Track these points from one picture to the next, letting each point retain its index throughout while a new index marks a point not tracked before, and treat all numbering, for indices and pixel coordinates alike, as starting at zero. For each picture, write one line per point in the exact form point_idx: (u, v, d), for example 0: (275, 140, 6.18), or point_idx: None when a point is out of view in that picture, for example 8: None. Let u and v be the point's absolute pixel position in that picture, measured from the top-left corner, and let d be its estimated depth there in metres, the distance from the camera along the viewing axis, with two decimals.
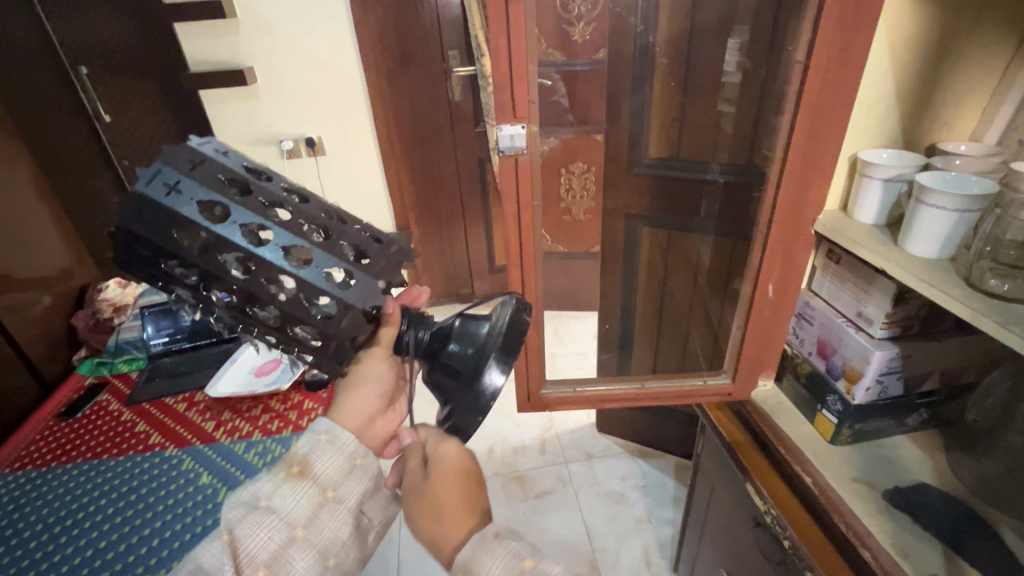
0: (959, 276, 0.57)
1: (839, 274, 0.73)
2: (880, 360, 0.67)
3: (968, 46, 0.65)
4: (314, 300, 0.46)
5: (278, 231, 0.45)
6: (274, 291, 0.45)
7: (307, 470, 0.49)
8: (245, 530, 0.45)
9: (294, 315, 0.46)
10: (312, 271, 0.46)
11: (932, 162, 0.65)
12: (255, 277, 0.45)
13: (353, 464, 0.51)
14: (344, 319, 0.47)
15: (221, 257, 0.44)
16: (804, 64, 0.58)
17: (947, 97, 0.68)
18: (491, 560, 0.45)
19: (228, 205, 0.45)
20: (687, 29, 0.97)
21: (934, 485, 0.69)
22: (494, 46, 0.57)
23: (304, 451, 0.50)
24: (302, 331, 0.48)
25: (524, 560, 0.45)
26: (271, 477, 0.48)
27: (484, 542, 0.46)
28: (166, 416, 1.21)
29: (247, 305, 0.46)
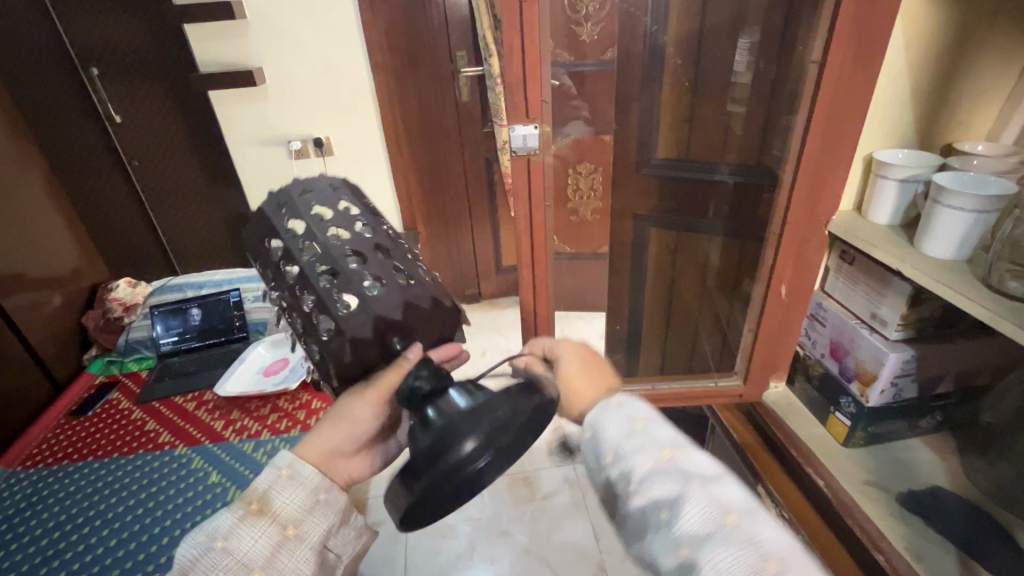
0: (977, 279, 0.56)
1: (852, 276, 0.73)
2: (894, 363, 0.67)
3: (985, 45, 0.64)
4: (321, 319, 0.47)
5: (328, 251, 0.47)
6: (302, 301, 0.47)
7: (266, 508, 0.45)
8: (199, 574, 0.41)
9: (309, 331, 0.48)
10: (330, 295, 0.46)
11: (949, 162, 0.64)
12: (295, 287, 0.48)
13: (316, 499, 0.47)
14: (337, 344, 0.46)
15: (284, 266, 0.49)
16: (819, 64, 0.58)
17: (964, 96, 0.67)
18: (610, 418, 0.45)
19: (307, 220, 0.48)
20: (697, 29, 0.97)
21: (948, 489, 0.68)
22: (507, 45, 0.57)
23: (263, 487, 0.46)
24: (311, 347, 0.49)
25: (635, 421, 0.44)
26: (228, 515, 0.44)
27: (607, 406, 0.46)
28: (176, 415, 1.22)
29: (287, 308, 0.50)
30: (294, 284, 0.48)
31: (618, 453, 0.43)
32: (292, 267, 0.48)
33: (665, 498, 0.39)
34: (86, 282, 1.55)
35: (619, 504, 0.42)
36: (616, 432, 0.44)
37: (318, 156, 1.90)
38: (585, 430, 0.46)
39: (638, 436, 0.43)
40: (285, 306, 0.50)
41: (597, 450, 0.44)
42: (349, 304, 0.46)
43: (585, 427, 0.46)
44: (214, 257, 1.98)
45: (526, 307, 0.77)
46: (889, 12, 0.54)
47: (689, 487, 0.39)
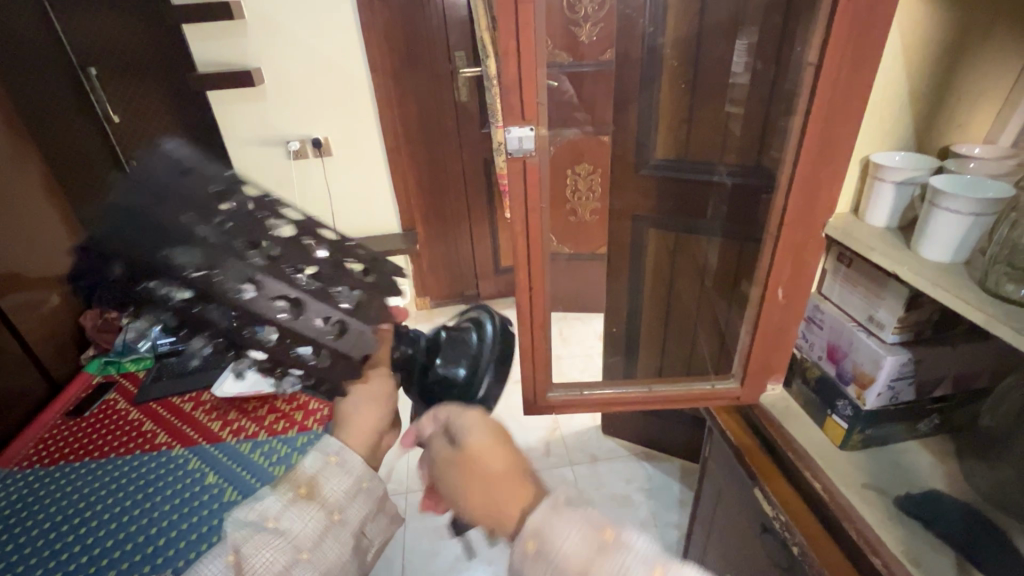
0: (975, 282, 0.55)
1: (850, 278, 0.72)
2: (892, 366, 0.66)
3: (981, 49, 0.64)
4: (317, 320, 0.52)
5: (287, 255, 0.53)
6: (276, 310, 0.50)
7: (314, 491, 0.52)
8: (254, 550, 0.47)
9: (294, 336, 0.51)
10: (317, 290, 0.53)
11: (946, 165, 0.64)
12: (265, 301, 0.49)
13: (359, 486, 0.54)
14: (347, 337, 0.54)
15: (217, 278, 0.47)
16: (816, 65, 0.58)
17: (960, 99, 0.67)
18: (568, 529, 0.47)
19: (237, 242, 0.52)
20: (694, 31, 0.97)
21: (946, 493, 0.68)
22: (502, 47, 0.57)
23: (312, 472, 0.53)
24: (302, 350, 0.52)
25: (602, 532, 0.47)
26: (279, 497, 0.51)
27: (557, 509, 0.49)
28: (173, 415, 1.21)
29: (247, 328, 0.49)
30: (253, 295, 0.49)
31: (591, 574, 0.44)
32: (243, 280, 0.48)
33: None
34: None
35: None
36: (587, 548, 0.46)
37: (316, 156, 1.90)
38: (529, 542, 0.48)
39: (609, 550, 0.46)
40: (242, 322, 0.49)
41: (561, 564, 0.46)
42: (342, 301, 0.54)
43: (530, 536, 0.48)
44: None
45: (522, 310, 0.76)
46: (886, 14, 0.54)
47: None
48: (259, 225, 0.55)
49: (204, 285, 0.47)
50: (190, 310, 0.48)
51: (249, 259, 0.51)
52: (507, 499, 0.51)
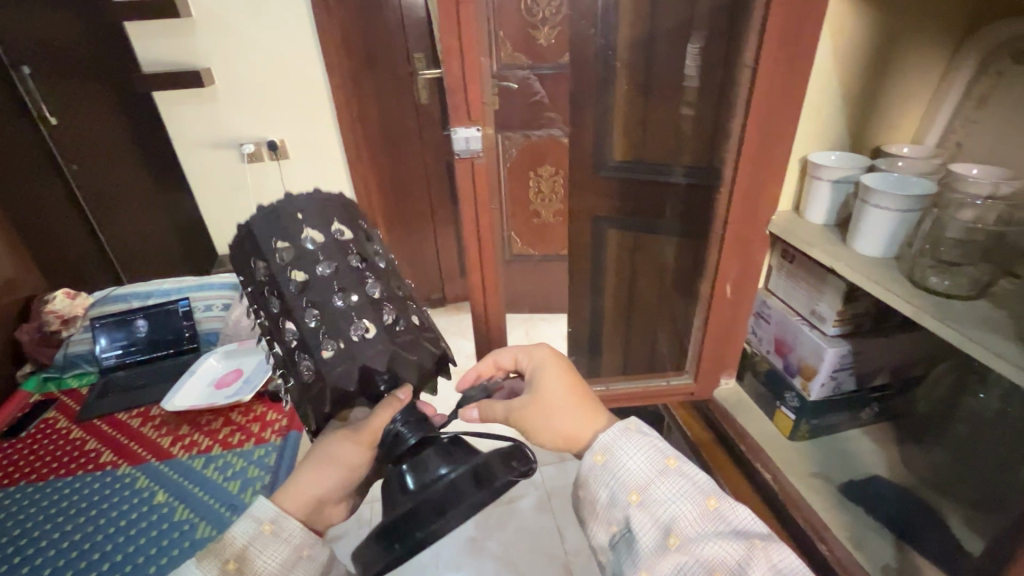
0: (902, 275, 0.58)
1: (793, 274, 0.74)
2: (833, 358, 0.69)
3: (907, 53, 0.67)
4: (328, 338, 0.47)
5: (345, 274, 0.48)
6: (307, 319, 0.47)
7: (245, 565, 0.46)
8: None
9: (310, 348, 0.47)
10: (349, 314, 0.48)
11: (876, 164, 0.66)
12: (314, 299, 0.47)
13: (299, 556, 0.48)
14: (342, 366, 0.47)
15: (302, 303, 0.47)
16: (752, 68, 0.59)
17: (889, 101, 0.70)
18: (634, 449, 0.50)
19: (323, 279, 0.47)
20: (645, 33, 0.99)
21: (887, 477, 0.71)
22: (445, 47, 0.56)
23: (242, 543, 0.47)
24: (304, 362, 0.47)
25: (667, 459, 0.50)
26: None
27: (628, 433, 0.52)
28: (119, 432, 1.15)
29: (279, 321, 0.48)
30: (303, 322, 0.47)
31: (650, 493, 0.48)
32: (308, 304, 0.47)
33: (716, 550, 0.45)
34: (21, 294, 1.47)
35: (654, 552, 0.46)
36: (651, 468, 0.49)
37: (272, 159, 1.85)
38: (599, 455, 0.51)
39: (671, 476, 0.49)
40: (292, 344, 0.48)
41: (623, 480, 0.49)
42: (367, 329, 0.49)
43: (602, 450, 0.51)
44: (163, 267, 1.89)
45: (480, 311, 0.76)
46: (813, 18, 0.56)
47: (737, 540, 0.45)
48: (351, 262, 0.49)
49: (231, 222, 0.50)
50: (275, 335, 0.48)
51: (311, 273, 0.47)
52: (586, 424, 0.55)
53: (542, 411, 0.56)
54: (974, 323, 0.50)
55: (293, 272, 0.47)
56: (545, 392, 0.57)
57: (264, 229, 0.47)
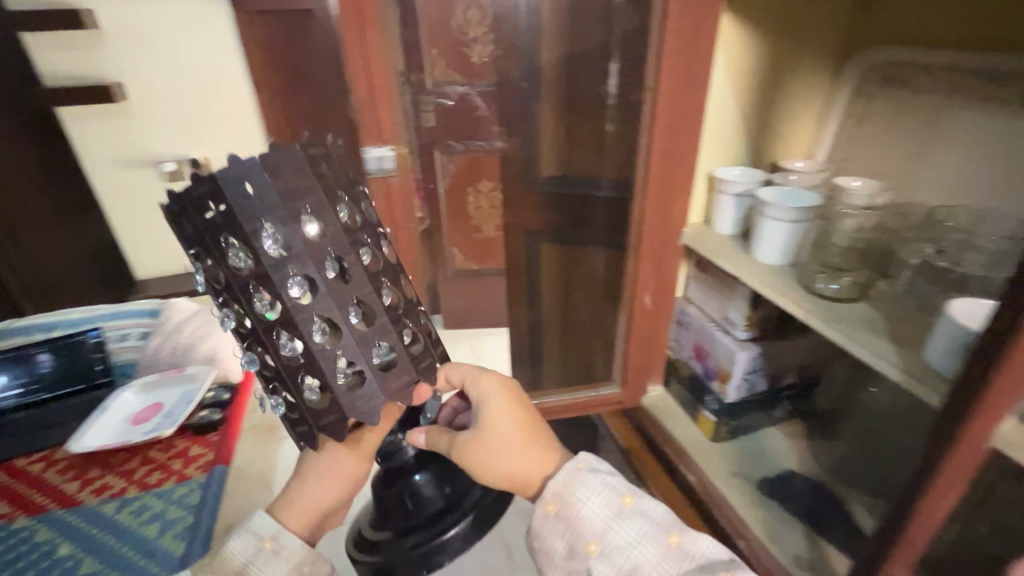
0: (798, 281, 0.63)
1: (706, 282, 0.78)
2: (745, 360, 0.73)
3: (795, 76, 0.72)
4: (343, 361, 0.40)
5: (360, 280, 0.40)
6: (317, 340, 0.38)
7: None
8: None
9: (320, 371, 0.39)
10: (371, 337, 0.40)
11: (773, 178, 0.71)
12: (325, 313, 0.38)
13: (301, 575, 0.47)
14: (362, 397, 0.41)
15: (311, 321, 0.38)
16: (653, 88, 0.63)
17: (783, 119, 0.75)
18: (589, 492, 0.47)
19: (337, 289, 0.38)
20: (565, 44, 0.99)
21: (799, 472, 0.75)
22: (352, 68, 0.55)
23: (242, 561, 0.46)
24: (309, 386, 0.40)
25: (623, 497, 0.47)
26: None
27: (579, 473, 0.49)
28: (17, 480, 0.99)
29: (273, 331, 0.38)
30: (313, 341, 0.38)
31: (609, 540, 0.45)
32: (319, 320, 0.38)
33: None
34: None
35: None
36: (608, 512, 0.46)
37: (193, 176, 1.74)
38: (551, 505, 0.48)
39: (629, 516, 0.46)
40: (296, 365, 0.39)
41: (580, 530, 0.46)
42: (384, 350, 0.42)
43: (553, 498, 0.48)
44: None
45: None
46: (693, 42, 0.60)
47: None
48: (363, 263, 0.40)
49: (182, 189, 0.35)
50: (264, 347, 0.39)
51: (321, 280, 0.38)
52: (531, 462, 0.51)
53: (484, 449, 0.50)
54: (852, 325, 0.55)
55: (297, 277, 0.36)
56: (492, 424, 0.52)
57: (252, 208, 0.34)
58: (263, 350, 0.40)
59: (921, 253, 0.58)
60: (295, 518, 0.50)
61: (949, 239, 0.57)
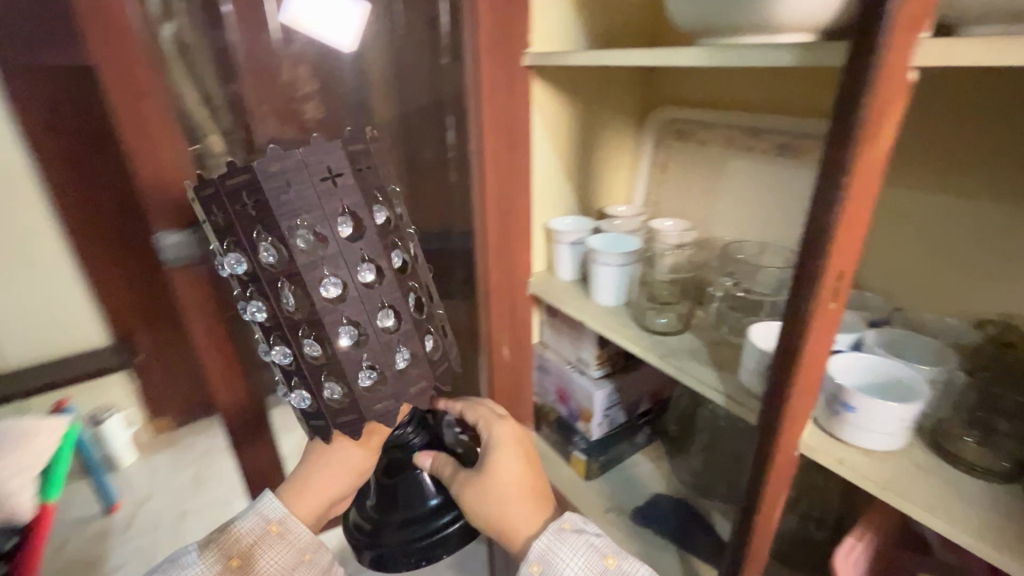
0: (633, 319, 0.68)
1: (557, 327, 0.80)
2: (601, 399, 0.77)
3: (607, 133, 0.80)
4: (366, 364, 0.42)
5: (389, 285, 0.43)
6: (342, 340, 0.41)
7: (249, 563, 0.49)
8: None
9: (341, 372, 0.42)
10: (393, 341, 0.43)
11: (601, 225, 0.77)
12: (351, 315, 0.41)
13: (301, 559, 0.51)
14: (378, 396, 0.43)
15: (341, 320, 0.41)
16: (479, 151, 0.67)
17: (602, 170, 0.82)
18: (572, 553, 0.50)
19: (366, 296, 0.41)
20: (397, 103, 0.76)
21: (665, 494, 0.80)
22: (131, 149, 0.50)
23: (249, 541, 0.50)
24: (329, 386, 0.42)
25: (606, 558, 0.51)
26: (207, 564, 0.49)
27: (563, 535, 0.52)
28: None
29: (299, 329, 0.41)
30: (338, 342, 0.41)
31: None
32: (348, 322, 0.41)
33: None
34: None
35: None
36: (589, 572, 0.49)
37: None
38: (535, 566, 0.50)
39: None
40: (321, 363, 0.42)
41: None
42: (405, 356, 0.44)
43: (535, 559, 0.50)
44: None
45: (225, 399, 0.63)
46: (503, 105, 0.65)
47: None
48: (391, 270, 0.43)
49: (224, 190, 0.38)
50: (291, 344, 0.41)
51: (350, 284, 0.41)
52: (534, 513, 0.54)
53: (487, 489, 0.53)
54: (684, 356, 0.60)
55: (329, 274, 0.40)
56: (503, 470, 0.54)
57: (290, 206, 0.38)
58: (288, 346, 0.42)
59: (723, 285, 0.67)
60: (304, 507, 0.52)
61: (739, 270, 0.66)
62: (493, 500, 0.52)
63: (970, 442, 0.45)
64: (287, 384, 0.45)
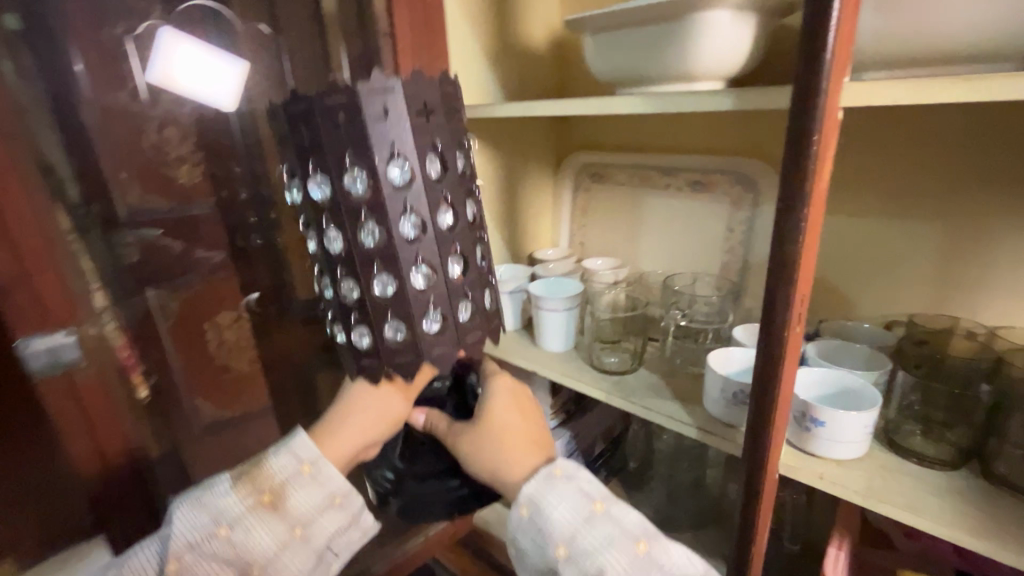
0: (586, 361, 0.67)
1: None
2: (562, 448, 0.74)
3: (527, 182, 0.81)
4: (433, 309, 0.37)
5: (463, 234, 0.38)
6: (412, 278, 0.36)
7: (281, 502, 0.42)
8: (192, 556, 0.39)
9: (407, 314, 0.36)
10: (459, 291, 0.38)
11: (536, 271, 0.76)
12: (426, 255, 0.36)
13: (331, 501, 0.44)
14: (440, 348, 0.38)
15: (414, 257, 0.36)
16: None
17: (526, 217, 0.83)
18: (558, 499, 0.44)
19: (443, 240, 0.37)
20: None
21: None
22: None
23: (282, 478, 0.43)
24: (391, 324, 0.37)
25: (594, 503, 0.44)
26: (237, 499, 0.41)
27: (551, 480, 0.45)
28: None
29: (371, 263, 0.36)
30: (409, 279, 0.36)
31: (576, 542, 0.42)
32: (421, 262, 0.36)
33: None
34: None
35: None
36: (575, 516, 0.43)
37: None
38: (526, 509, 0.44)
39: (597, 521, 0.43)
40: (386, 300, 0.36)
41: (548, 534, 0.43)
42: (467, 309, 0.39)
43: (521, 503, 0.45)
44: None
45: (91, 467, 0.56)
46: None
47: None
48: (464, 218, 0.38)
49: (322, 101, 0.33)
50: (358, 276, 0.36)
51: (429, 223, 0.36)
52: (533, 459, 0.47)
53: (478, 437, 0.45)
54: (648, 395, 0.59)
55: (410, 207, 0.35)
56: (494, 418, 0.46)
57: (387, 133, 0.33)
58: (354, 277, 0.37)
59: (670, 318, 0.67)
60: (335, 449, 0.45)
61: (679, 301, 0.68)
62: (486, 444, 0.45)
63: (919, 436, 0.49)
64: (344, 323, 0.39)
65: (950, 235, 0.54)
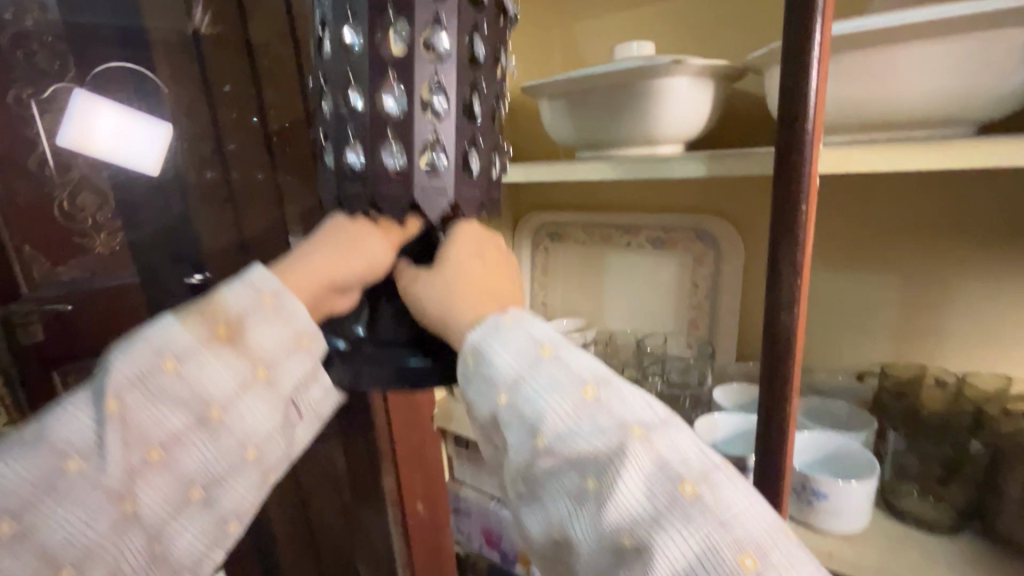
0: None
1: (474, 459, 0.76)
2: None
3: None
4: (439, 146, 0.28)
5: (486, 80, 0.30)
6: (426, 101, 0.28)
7: (239, 336, 0.30)
8: (134, 396, 0.28)
9: (408, 141, 0.28)
10: (470, 135, 0.29)
11: None
12: (446, 80, 0.28)
13: (297, 344, 0.31)
14: (435, 195, 0.29)
15: (431, 78, 0.28)
16: None
17: None
18: (502, 343, 0.30)
19: (468, 71, 0.29)
20: None
21: None
22: None
23: (237, 307, 0.30)
24: (387, 148, 0.28)
25: (544, 347, 0.30)
26: (184, 326, 0.29)
27: (498, 323, 0.31)
28: None
29: (380, 69, 0.27)
30: (418, 99, 0.28)
31: (517, 394, 0.29)
32: (438, 87, 0.28)
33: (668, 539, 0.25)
34: None
35: (524, 474, 0.28)
36: (517, 363, 0.29)
37: None
38: (466, 357, 0.30)
39: (551, 376, 0.29)
40: (387, 118, 0.28)
41: (484, 383, 0.30)
42: (476, 160, 0.30)
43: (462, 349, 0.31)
44: None
45: None
46: None
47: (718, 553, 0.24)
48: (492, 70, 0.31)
49: None
50: (357, 79, 0.28)
51: (459, 47, 0.28)
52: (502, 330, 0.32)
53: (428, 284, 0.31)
54: None
55: (443, 20, 0.27)
56: (455, 264, 0.31)
57: None
58: (351, 84, 0.28)
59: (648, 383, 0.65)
60: (298, 282, 0.31)
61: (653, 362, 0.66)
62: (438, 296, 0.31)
63: (921, 496, 0.48)
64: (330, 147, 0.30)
65: (908, 284, 0.54)
